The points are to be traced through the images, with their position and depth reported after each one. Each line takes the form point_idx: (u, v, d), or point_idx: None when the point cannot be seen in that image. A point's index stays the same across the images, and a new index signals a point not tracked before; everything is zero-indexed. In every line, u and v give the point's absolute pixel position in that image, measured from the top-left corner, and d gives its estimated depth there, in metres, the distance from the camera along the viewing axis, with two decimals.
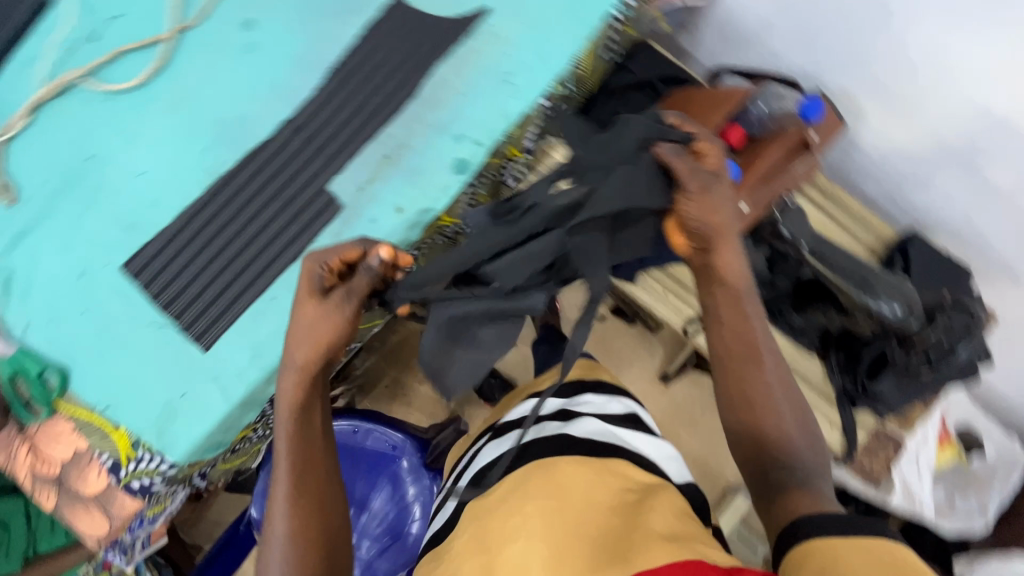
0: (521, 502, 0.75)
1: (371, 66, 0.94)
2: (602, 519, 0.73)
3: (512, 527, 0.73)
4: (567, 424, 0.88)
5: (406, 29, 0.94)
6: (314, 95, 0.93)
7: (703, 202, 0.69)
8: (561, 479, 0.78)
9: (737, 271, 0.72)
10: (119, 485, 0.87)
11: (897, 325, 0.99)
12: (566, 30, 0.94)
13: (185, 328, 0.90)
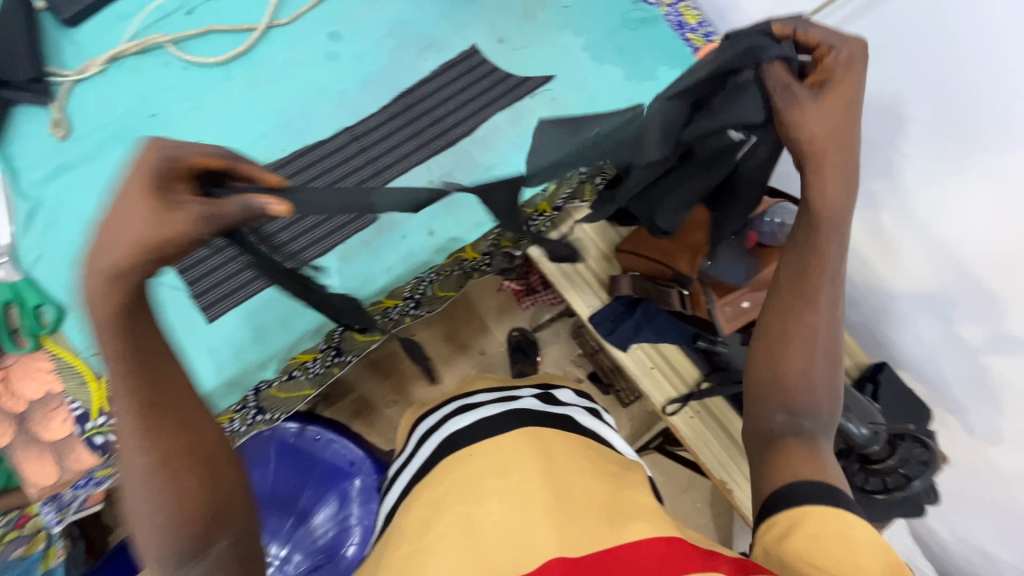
0: (510, 464, 0.84)
1: (437, 99, 1.01)
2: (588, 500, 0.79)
3: (499, 485, 0.80)
4: (550, 406, 1.02)
5: (476, 76, 1.03)
6: (378, 111, 1.00)
7: (810, 115, 0.62)
8: (549, 445, 0.89)
9: (839, 206, 0.65)
10: (81, 437, 0.85)
11: (861, 446, 1.03)
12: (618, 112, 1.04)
13: (195, 296, 0.90)
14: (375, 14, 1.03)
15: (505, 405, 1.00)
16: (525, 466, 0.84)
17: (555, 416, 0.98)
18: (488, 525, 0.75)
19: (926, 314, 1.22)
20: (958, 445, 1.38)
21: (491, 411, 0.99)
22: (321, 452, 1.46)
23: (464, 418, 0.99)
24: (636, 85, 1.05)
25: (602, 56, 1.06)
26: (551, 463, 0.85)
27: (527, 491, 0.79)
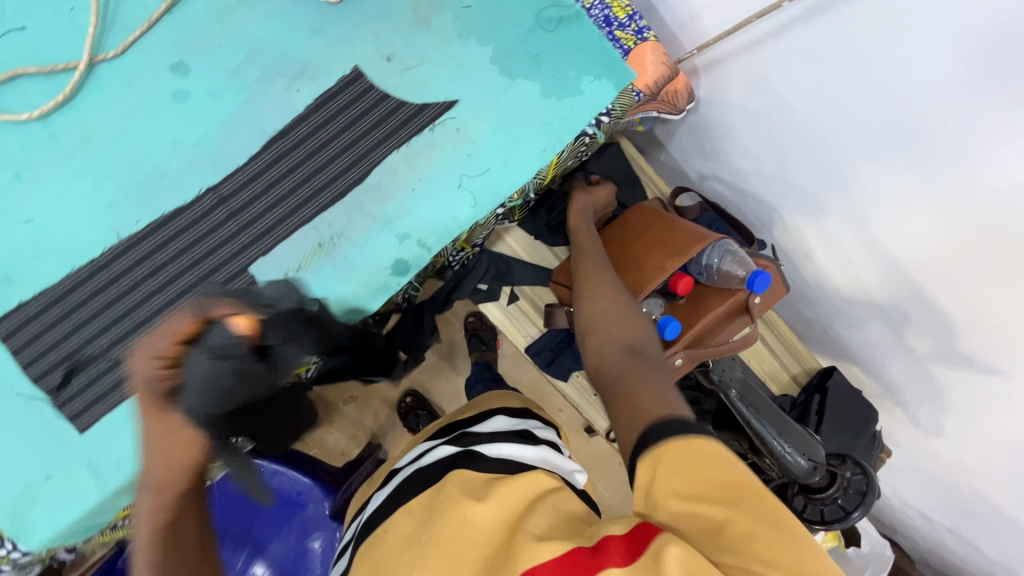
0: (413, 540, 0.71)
1: (317, 141, 0.85)
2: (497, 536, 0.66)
3: (407, 562, 0.67)
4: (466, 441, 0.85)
5: (362, 107, 0.86)
6: (246, 162, 0.84)
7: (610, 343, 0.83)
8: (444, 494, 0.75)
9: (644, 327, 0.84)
10: None
11: (800, 477, 1.02)
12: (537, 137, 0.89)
13: (59, 406, 0.79)
14: (228, 36, 0.84)
15: (428, 457, 0.86)
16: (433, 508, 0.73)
17: (471, 452, 0.83)
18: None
19: (876, 320, 1.15)
20: (903, 430, 1.38)
21: (424, 460, 0.86)
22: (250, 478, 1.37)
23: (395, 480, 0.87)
24: (554, 103, 0.89)
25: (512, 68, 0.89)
26: (452, 496, 0.73)
27: (430, 542, 0.67)
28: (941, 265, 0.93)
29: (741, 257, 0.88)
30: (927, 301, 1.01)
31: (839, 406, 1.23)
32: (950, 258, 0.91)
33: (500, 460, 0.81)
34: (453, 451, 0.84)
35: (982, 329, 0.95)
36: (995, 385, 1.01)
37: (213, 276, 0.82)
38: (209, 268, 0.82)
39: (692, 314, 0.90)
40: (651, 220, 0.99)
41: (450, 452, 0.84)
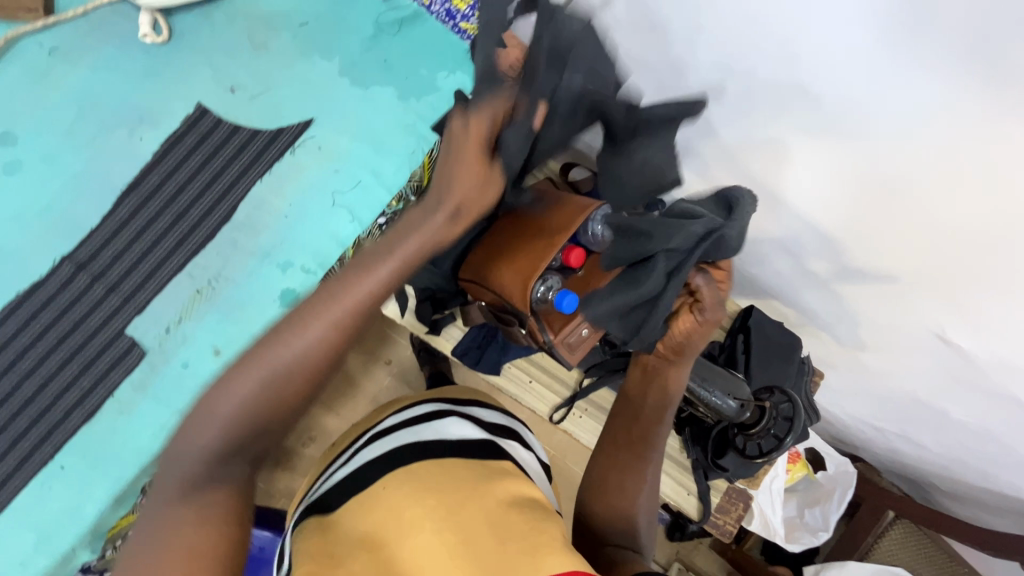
0: (423, 494, 0.68)
1: (173, 187, 0.82)
2: (509, 522, 0.65)
3: (409, 518, 0.65)
4: (443, 424, 0.81)
5: (215, 143, 0.83)
6: (102, 222, 0.80)
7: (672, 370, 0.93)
8: (450, 468, 0.72)
9: (677, 382, 0.93)
10: None
11: (734, 416, 1.06)
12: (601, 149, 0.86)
13: None
14: (52, 96, 0.81)
15: (394, 437, 0.79)
16: (433, 485, 0.69)
17: (431, 441, 0.77)
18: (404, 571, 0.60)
19: (780, 253, 1.19)
20: (832, 353, 1.43)
21: (386, 445, 0.77)
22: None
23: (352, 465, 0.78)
24: (409, 104, 0.89)
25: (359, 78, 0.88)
26: (468, 480, 0.70)
27: (442, 524, 0.64)
28: (814, 190, 0.98)
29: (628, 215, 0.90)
30: (814, 227, 1.05)
31: (764, 344, 1.28)
32: (820, 180, 0.95)
33: (465, 449, 0.77)
34: (416, 438, 0.78)
35: (864, 242, 1.00)
36: (892, 290, 1.06)
37: (88, 348, 0.78)
38: (82, 341, 0.78)
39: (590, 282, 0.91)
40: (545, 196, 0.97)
41: (413, 438, 0.77)
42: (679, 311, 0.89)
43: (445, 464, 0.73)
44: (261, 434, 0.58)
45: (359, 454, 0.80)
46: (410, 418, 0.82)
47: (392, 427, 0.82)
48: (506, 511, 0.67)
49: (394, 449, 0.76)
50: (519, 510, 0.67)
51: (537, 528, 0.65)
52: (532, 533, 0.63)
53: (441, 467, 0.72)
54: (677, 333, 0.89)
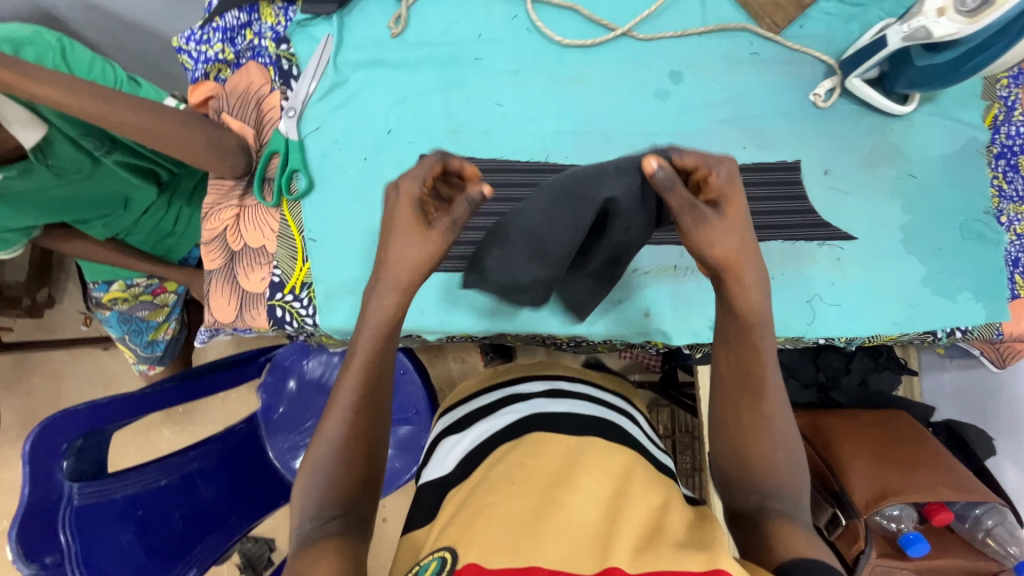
0: (487, 491, 0.53)
1: (417, 122, 0.78)
2: (587, 516, 0.49)
3: (486, 506, 0.50)
4: (526, 405, 0.68)
5: (484, 87, 0.79)
6: (351, 134, 0.78)
7: (862, 438, 0.85)
8: (532, 460, 0.57)
9: (879, 433, 0.85)
10: (226, 310, 0.77)
11: (966, 540, 0.77)
12: (944, 224, 0.80)
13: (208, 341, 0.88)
14: (452, 16, 0.80)
15: (497, 424, 0.67)
16: (539, 457, 0.58)
17: (543, 413, 0.66)
18: (476, 516, 0.49)
19: None
20: None
21: (494, 429, 0.66)
22: (332, 384, 1.22)
23: (457, 447, 0.67)
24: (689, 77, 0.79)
25: (632, 61, 0.80)
26: (538, 483, 0.54)
27: (520, 509, 0.49)
28: None
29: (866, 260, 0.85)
30: None
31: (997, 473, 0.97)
32: None
33: (572, 425, 0.63)
34: (522, 416, 0.66)
35: None
36: None
37: None
38: None
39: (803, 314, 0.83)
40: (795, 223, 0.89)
41: (525, 412, 0.66)
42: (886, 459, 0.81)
43: (543, 441, 0.60)
44: (365, 493, 0.53)
45: (473, 417, 0.71)
46: (495, 407, 0.70)
47: (502, 402, 0.70)
48: (590, 499, 0.51)
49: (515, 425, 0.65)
50: (600, 476, 0.55)
51: (620, 467, 0.57)
52: (619, 478, 0.55)
53: (528, 455, 0.58)
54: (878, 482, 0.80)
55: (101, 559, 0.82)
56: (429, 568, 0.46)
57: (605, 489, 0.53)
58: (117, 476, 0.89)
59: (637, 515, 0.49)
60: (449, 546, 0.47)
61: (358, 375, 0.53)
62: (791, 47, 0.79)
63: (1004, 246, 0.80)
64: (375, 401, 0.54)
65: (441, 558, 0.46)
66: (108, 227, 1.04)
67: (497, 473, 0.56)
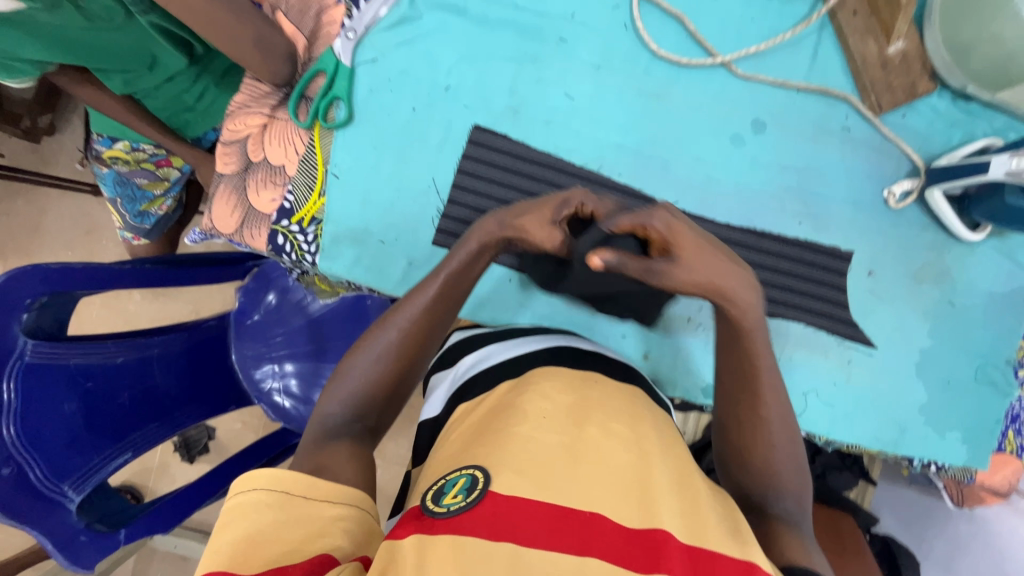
0: (529, 413, 0.47)
1: (479, 88, 0.73)
2: (614, 451, 0.45)
3: (513, 437, 0.44)
4: (543, 338, 0.65)
5: (560, 75, 0.74)
6: (409, 79, 0.73)
7: None
8: (549, 391, 0.51)
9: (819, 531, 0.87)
10: (228, 226, 0.73)
11: None
12: (962, 360, 0.77)
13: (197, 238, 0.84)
14: None
15: (498, 354, 0.63)
16: (559, 388, 0.52)
17: (567, 349, 0.62)
18: (503, 445, 0.44)
19: None
20: None
21: (510, 354, 0.62)
22: (313, 309, 1.19)
23: (442, 389, 0.64)
24: (768, 131, 0.75)
25: (721, 95, 0.74)
26: (563, 413, 0.48)
27: (552, 441, 0.44)
28: None
29: (904, 347, 0.77)
30: None
31: None
32: None
33: (599, 368, 0.60)
34: (546, 344, 0.63)
35: None
36: None
37: None
38: None
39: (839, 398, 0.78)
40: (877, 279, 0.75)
41: (548, 344, 0.62)
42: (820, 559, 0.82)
43: (564, 372, 0.56)
44: (389, 408, 0.53)
45: (465, 345, 0.68)
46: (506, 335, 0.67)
47: (494, 337, 0.68)
48: (612, 434, 0.46)
49: (525, 355, 0.61)
50: (618, 416, 0.49)
51: (643, 414, 0.52)
52: (640, 418, 0.51)
53: (557, 392, 0.51)
54: None
55: (39, 420, 0.80)
56: (457, 483, 0.41)
57: (638, 434, 0.48)
58: (74, 343, 0.87)
59: (667, 464, 0.46)
60: (478, 467, 0.42)
61: (429, 295, 0.53)
62: (886, 134, 0.74)
63: (1010, 399, 0.78)
64: (422, 335, 0.53)
65: (471, 477, 0.41)
66: (128, 83, 0.96)
67: (529, 401, 0.49)
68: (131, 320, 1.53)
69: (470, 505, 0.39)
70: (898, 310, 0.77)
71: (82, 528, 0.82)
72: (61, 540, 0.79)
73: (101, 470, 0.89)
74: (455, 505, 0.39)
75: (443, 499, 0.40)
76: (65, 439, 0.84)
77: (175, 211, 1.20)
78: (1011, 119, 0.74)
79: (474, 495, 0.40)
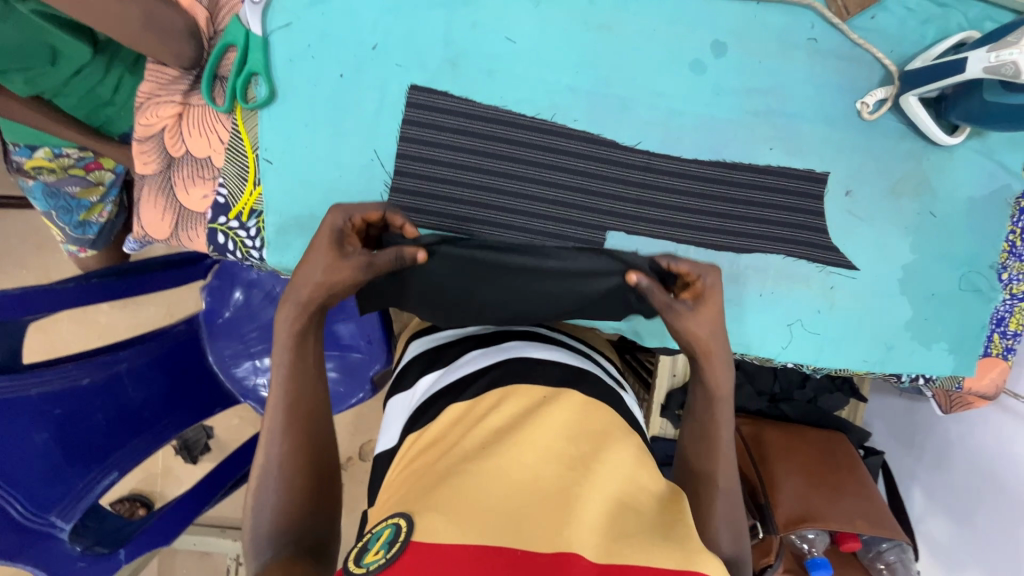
0: (467, 450, 0.49)
1: (411, 43, 0.66)
2: (547, 480, 0.46)
3: (448, 475, 0.46)
4: (498, 347, 0.64)
5: (499, 16, 0.66)
6: (332, 42, 0.65)
7: (795, 454, 0.87)
8: (495, 423, 0.52)
9: (811, 451, 0.88)
10: (161, 231, 0.68)
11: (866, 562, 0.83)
12: (945, 271, 0.75)
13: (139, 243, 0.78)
14: None
15: (453, 370, 0.62)
16: (509, 415, 0.53)
17: (523, 358, 0.61)
18: (439, 483, 0.45)
19: None
20: None
21: (467, 368, 0.61)
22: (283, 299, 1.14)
23: (399, 412, 0.63)
24: (731, 52, 0.69)
25: (676, 17, 0.68)
26: (503, 442, 0.49)
27: (486, 469, 0.46)
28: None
29: (888, 264, 0.75)
30: None
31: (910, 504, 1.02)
32: None
33: (556, 377, 0.59)
34: (501, 356, 0.61)
35: None
36: None
37: None
38: None
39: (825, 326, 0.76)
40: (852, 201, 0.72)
41: (500, 358, 0.61)
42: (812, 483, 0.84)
43: (518, 393, 0.55)
44: (321, 503, 0.50)
45: (426, 360, 0.67)
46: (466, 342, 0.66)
47: (452, 345, 0.66)
48: (550, 460, 0.48)
49: (482, 369, 0.59)
50: (559, 435, 0.50)
51: (593, 430, 0.53)
52: (582, 432, 0.52)
53: (499, 420, 0.52)
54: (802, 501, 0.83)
55: (9, 456, 0.77)
56: (381, 536, 0.42)
57: (579, 457, 0.49)
58: (31, 372, 0.82)
59: (606, 483, 0.47)
60: (405, 513, 0.43)
61: (283, 384, 0.51)
62: (856, 40, 0.68)
63: (995, 303, 0.77)
64: (305, 416, 0.51)
65: (395, 527, 0.42)
66: (30, 83, 0.86)
67: (469, 436, 0.51)
68: (103, 333, 1.48)
69: (390, 562, 0.39)
70: (879, 227, 0.74)
71: (78, 554, 0.81)
72: (58, 570, 0.79)
73: (88, 493, 0.86)
74: (374, 564, 0.40)
75: (364, 557, 0.41)
76: (42, 470, 0.81)
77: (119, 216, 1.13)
78: (988, 7, 0.68)
79: (394, 549, 0.40)
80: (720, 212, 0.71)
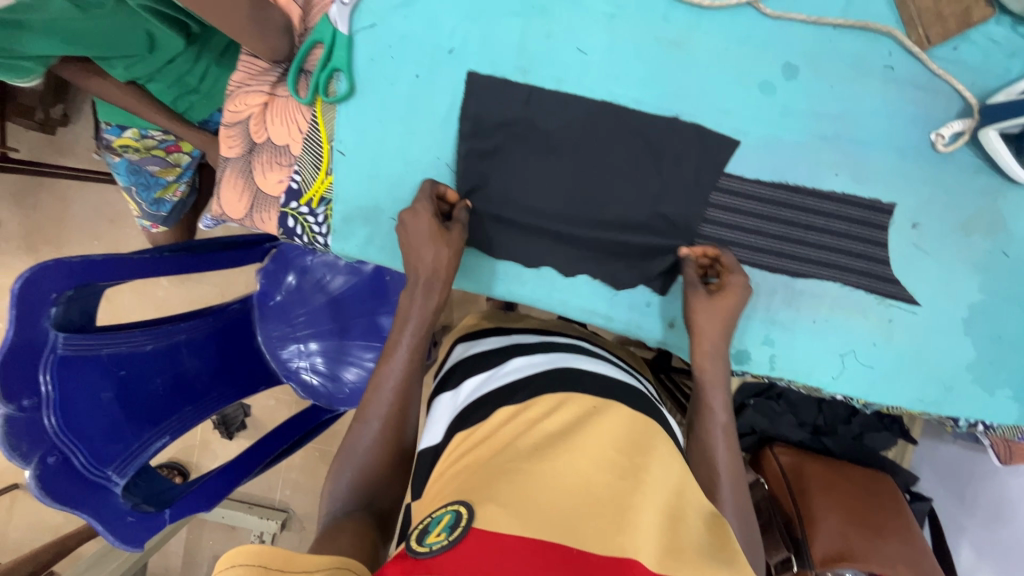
0: (521, 446, 0.48)
1: (485, 50, 0.69)
2: (599, 484, 0.45)
3: (506, 468, 0.46)
4: (547, 354, 0.64)
5: (570, 29, 0.68)
6: (411, 44, 0.68)
7: (838, 490, 0.84)
8: (545, 425, 0.52)
9: (855, 488, 0.85)
10: (240, 209, 0.73)
11: None
12: (1016, 314, 0.72)
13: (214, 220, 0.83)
14: None
15: (501, 373, 0.62)
16: (556, 418, 0.53)
17: (570, 368, 0.62)
18: (490, 478, 0.45)
19: None
20: None
21: (515, 374, 0.61)
22: (332, 288, 1.18)
23: (442, 411, 0.63)
24: (803, 73, 0.68)
25: (747, 38, 0.68)
26: (553, 442, 0.49)
27: (539, 469, 0.45)
28: None
29: (955, 301, 0.72)
30: None
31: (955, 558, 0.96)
32: None
33: (600, 388, 0.59)
34: (550, 364, 0.62)
35: None
36: None
37: None
38: None
39: (881, 361, 0.73)
40: (921, 217, 0.70)
41: (548, 364, 0.62)
42: (855, 519, 0.81)
43: (563, 399, 0.56)
44: (390, 486, 0.59)
45: (471, 362, 0.67)
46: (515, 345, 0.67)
47: (499, 350, 0.67)
48: (601, 468, 0.47)
49: (528, 375, 0.60)
50: (603, 440, 0.50)
51: (642, 441, 0.52)
52: (630, 443, 0.51)
53: (545, 421, 0.52)
54: (840, 538, 0.80)
55: (77, 407, 0.82)
56: (441, 520, 0.42)
57: (635, 464, 0.48)
58: (104, 333, 0.88)
59: (657, 496, 0.46)
60: (464, 501, 0.43)
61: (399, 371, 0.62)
62: (935, 70, 0.67)
63: None
64: (404, 409, 0.62)
65: (456, 513, 0.42)
66: (129, 69, 0.93)
67: (518, 438, 0.50)
68: (161, 305, 1.57)
69: (453, 543, 0.39)
70: (948, 262, 0.71)
71: (128, 509, 0.86)
72: (109, 520, 0.83)
73: (141, 452, 0.91)
74: (437, 543, 0.40)
75: (426, 537, 0.41)
76: (104, 427, 0.87)
77: (188, 195, 1.20)
78: None
79: (456, 532, 0.40)
80: (782, 235, 0.71)
